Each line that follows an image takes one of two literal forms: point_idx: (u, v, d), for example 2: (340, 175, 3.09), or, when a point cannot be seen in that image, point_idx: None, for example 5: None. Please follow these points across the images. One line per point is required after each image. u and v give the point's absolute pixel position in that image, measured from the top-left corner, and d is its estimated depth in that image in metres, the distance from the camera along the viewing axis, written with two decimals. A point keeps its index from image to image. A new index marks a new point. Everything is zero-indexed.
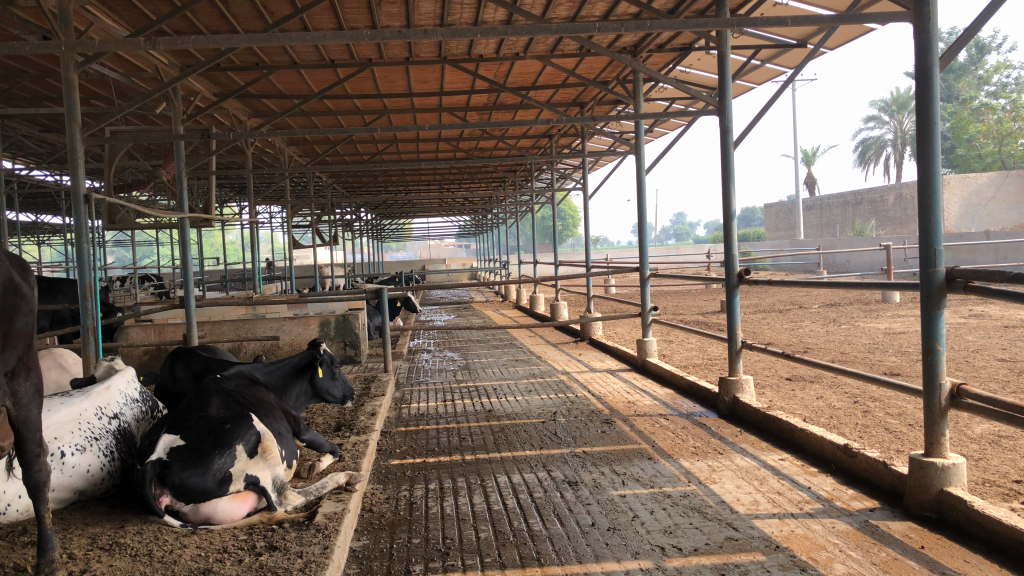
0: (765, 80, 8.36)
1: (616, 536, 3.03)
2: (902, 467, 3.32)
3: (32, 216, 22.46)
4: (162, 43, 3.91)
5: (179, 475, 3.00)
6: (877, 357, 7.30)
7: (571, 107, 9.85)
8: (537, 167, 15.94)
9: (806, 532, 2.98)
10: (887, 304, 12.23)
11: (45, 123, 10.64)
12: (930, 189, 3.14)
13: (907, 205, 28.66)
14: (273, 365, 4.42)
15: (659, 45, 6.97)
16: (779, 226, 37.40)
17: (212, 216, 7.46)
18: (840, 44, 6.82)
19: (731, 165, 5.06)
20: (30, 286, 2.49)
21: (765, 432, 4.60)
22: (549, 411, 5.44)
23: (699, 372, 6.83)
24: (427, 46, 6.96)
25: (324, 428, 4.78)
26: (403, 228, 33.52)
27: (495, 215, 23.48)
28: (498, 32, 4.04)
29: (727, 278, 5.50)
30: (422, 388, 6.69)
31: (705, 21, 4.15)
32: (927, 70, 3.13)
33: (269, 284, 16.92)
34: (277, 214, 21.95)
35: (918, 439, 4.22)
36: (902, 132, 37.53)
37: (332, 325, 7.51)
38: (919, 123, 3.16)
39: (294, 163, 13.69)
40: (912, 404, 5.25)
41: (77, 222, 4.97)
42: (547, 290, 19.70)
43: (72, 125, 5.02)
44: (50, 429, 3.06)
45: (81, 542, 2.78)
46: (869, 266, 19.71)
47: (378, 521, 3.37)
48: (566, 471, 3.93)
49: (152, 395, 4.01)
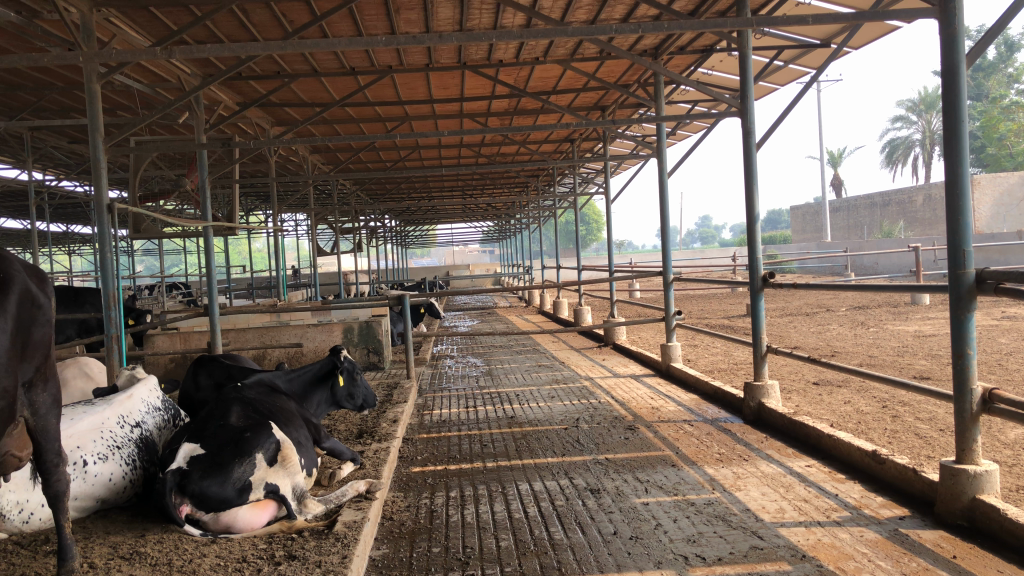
0: (789, 81, 8.27)
1: (639, 545, 2.97)
2: (933, 474, 3.23)
3: (63, 226, 22.81)
4: (178, 53, 3.93)
5: (198, 485, 2.99)
6: (907, 360, 7.17)
7: (593, 111, 9.80)
8: (560, 172, 15.90)
9: (834, 540, 2.91)
10: (917, 307, 12.03)
11: (72, 135, 10.79)
12: (958, 190, 3.06)
13: (937, 206, 28.27)
14: (294, 373, 4.43)
15: (680, 47, 6.94)
16: (805, 228, 37.03)
17: (235, 224, 7.51)
18: (865, 42, 6.72)
19: (754, 166, 4.98)
20: (48, 295, 2.50)
21: (791, 438, 4.51)
22: (572, 417, 5.39)
23: (725, 377, 6.74)
24: (447, 53, 6.96)
25: (346, 435, 4.77)
26: (427, 234, 33.66)
27: (519, 220, 23.50)
28: (515, 35, 4.00)
29: (752, 281, 5.42)
30: (444, 395, 6.68)
31: (724, 21, 4.10)
32: (954, 68, 3.06)
33: (295, 291, 17.05)
34: (302, 222, 22.10)
35: (949, 445, 4.12)
36: (930, 132, 37.05)
37: (355, 331, 7.53)
38: (946, 123, 3.08)
39: (318, 171, 13.78)
40: (943, 409, 5.14)
41: (100, 232, 5.00)
42: (571, 295, 19.64)
43: (95, 135, 5.05)
44: (73, 438, 3.07)
45: (102, 551, 2.78)
46: (898, 268, 19.44)
47: (398, 530, 3.34)
48: (588, 479, 3.88)
49: (174, 404, 4.03)
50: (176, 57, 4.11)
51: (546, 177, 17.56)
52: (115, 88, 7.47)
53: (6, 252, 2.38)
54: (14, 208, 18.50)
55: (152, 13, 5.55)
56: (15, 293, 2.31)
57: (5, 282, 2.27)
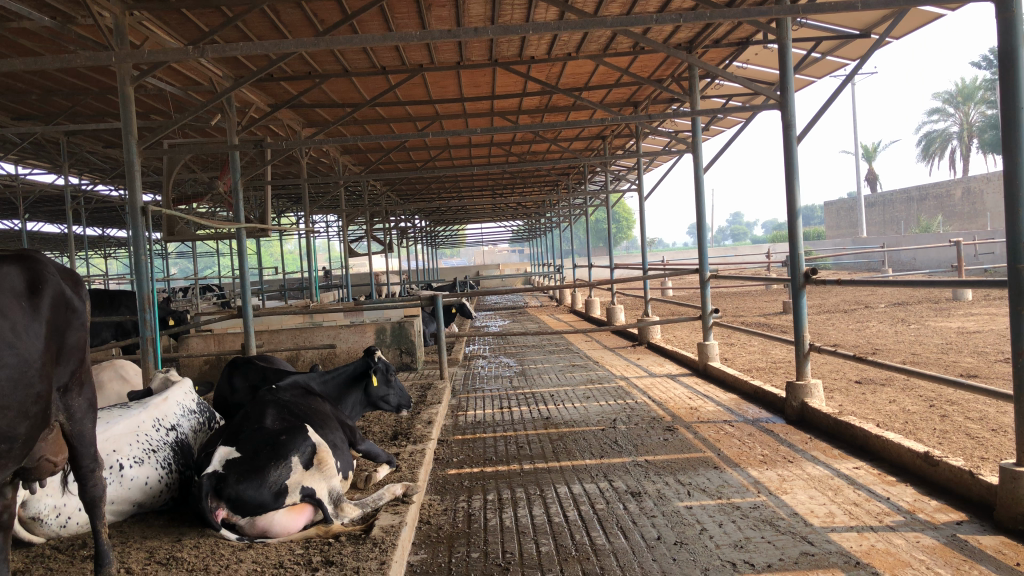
0: (826, 74, 8.10)
1: (684, 552, 2.88)
2: (991, 477, 3.10)
3: (100, 230, 23.25)
4: (210, 52, 3.89)
5: (235, 488, 2.95)
6: (952, 358, 6.97)
7: (625, 107, 9.71)
8: (590, 170, 15.81)
9: (888, 547, 2.79)
10: (959, 303, 11.74)
11: (108, 139, 10.92)
12: (1017, 180, 2.92)
13: (975, 199, 27.69)
14: (329, 375, 4.38)
15: (716, 40, 6.83)
16: (839, 224, 36.50)
17: (269, 226, 7.51)
18: (906, 32, 6.54)
19: (795, 160, 4.85)
20: (82, 299, 2.47)
21: (837, 439, 4.38)
22: (609, 418, 5.30)
23: (764, 377, 6.60)
24: (479, 49, 6.90)
25: (381, 437, 4.72)
26: (458, 234, 33.72)
27: (550, 219, 23.42)
28: (551, 28, 3.92)
29: (793, 279, 5.28)
30: (479, 395, 6.62)
31: (767, 11, 3.97)
32: (1012, 52, 2.93)
33: (326, 292, 17.14)
34: (334, 224, 22.23)
35: (1003, 446, 3.98)
36: (967, 125, 36.35)
37: (388, 332, 7.50)
38: (1003, 110, 2.95)
39: (349, 172, 13.81)
40: (994, 408, 4.96)
41: (134, 235, 4.99)
42: (603, 294, 19.57)
43: (129, 138, 5.05)
44: (108, 442, 3.05)
45: (138, 557, 2.74)
46: (937, 264, 19.07)
47: (436, 534, 3.28)
48: (629, 482, 3.79)
49: (209, 406, 4.01)
50: (207, 56, 4.07)
51: (577, 175, 17.47)
52: (148, 91, 7.52)
53: (39, 255, 2.34)
54: (51, 212, 18.79)
55: (183, 15, 5.56)
56: (50, 295, 2.28)
57: (38, 286, 2.23)
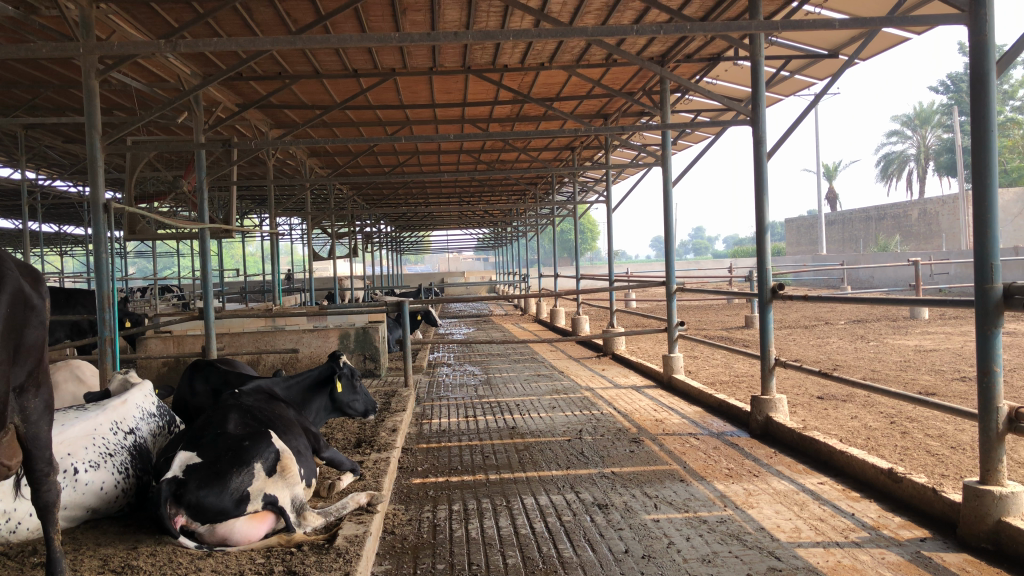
0: (794, 92, 8.23)
1: (652, 565, 2.87)
2: (954, 495, 3.14)
3: (56, 227, 22.68)
4: (182, 46, 3.80)
5: (195, 495, 2.87)
6: (910, 375, 7.08)
7: (596, 119, 9.77)
8: (558, 180, 15.86)
9: (854, 563, 2.81)
10: (916, 321, 11.97)
11: (68, 134, 10.68)
12: (986, 202, 2.98)
13: (932, 220, 28.36)
14: (293, 379, 4.29)
15: (687, 55, 6.92)
16: (800, 241, 37.07)
17: (233, 227, 7.38)
18: (874, 55, 6.65)
19: (765, 176, 4.90)
20: (42, 296, 2.39)
21: (801, 454, 4.41)
22: (575, 429, 5.28)
23: (728, 390, 6.63)
24: (453, 56, 6.88)
25: (344, 444, 4.64)
26: (423, 241, 33.57)
27: (516, 229, 23.43)
28: (530, 35, 3.90)
29: (760, 294, 5.30)
30: (443, 403, 6.56)
31: (743, 27, 4.00)
32: (983, 74, 2.99)
33: (288, 296, 16.93)
34: (298, 227, 21.99)
35: (963, 463, 4.04)
36: (925, 148, 37.14)
37: (352, 337, 7.41)
38: (974, 133, 3.00)
39: (316, 175, 13.68)
40: (953, 426, 5.04)
41: (95, 233, 4.85)
42: (567, 304, 19.63)
43: (93, 133, 4.92)
44: (63, 445, 2.95)
45: (91, 564, 2.65)
46: (894, 283, 19.46)
47: (401, 545, 3.23)
48: (595, 494, 3.77)
49: (169, 410, 3.91)
50: (178, 50, 3.99)
51: (545, 185, 17.51)
52: (113, 86, 7.36)
53: None
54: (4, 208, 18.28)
55: (152, 9, 5.46)
56: (8, 291, 2.21)
57: None
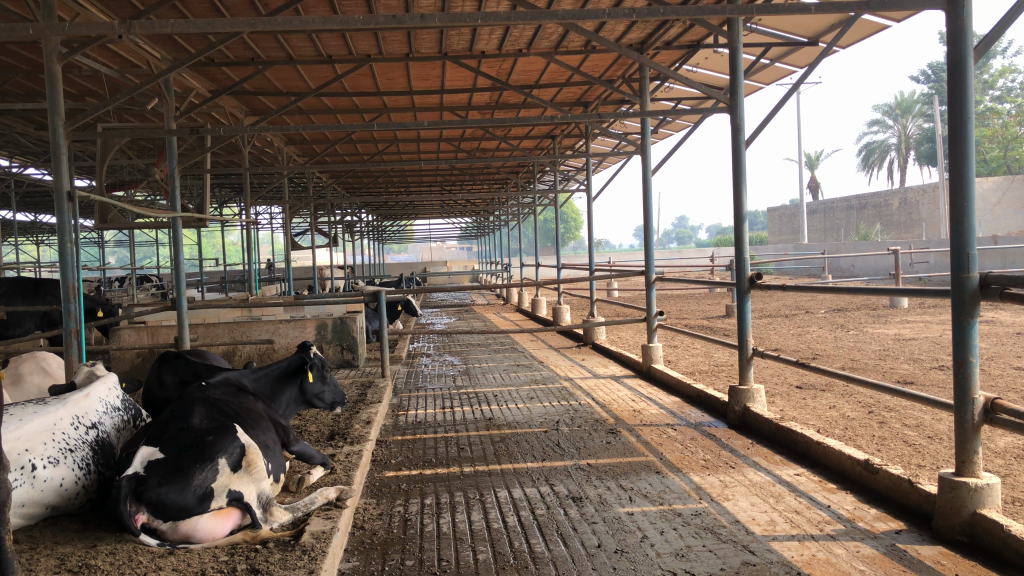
0: (774, 80, 8.19)
1: (625, 560, 2.81)
2: (929, 486, 3.11)
3: (31, 215, 22.29)
4: (139, 27, 3.69)
5: (156, 491, 2.78)
6: (889, 364, 7.09)
7: (576, 107, 9.72)
8: (539, 168, 15.80)
9: (829, 556, 2.77)
10: (895, 310, 12.02)
11: (39, 120, 10.47)
12: (963, 191, 2.93)
13: (912, 209, 28.53)
14: (261, 371, 4.20)
15: (667, 42, 6.88)
16: (781, 230, 37.17)
17: (207, 216, 7.24)
18: (854, 42, 6.61)
19: (742, 163, 4.85)
20: None
21: (778, 444, 4.38)
22: (552, 420, 5.22)
23: (707, 380, 6.59)
24: (429, 42, 6.78)
25: (316, 436, 4.56)
26: (405, 230, 33.40)
27: (498, 218, 23.37)
28: (503, 18, 3.80)
29: (738, 283, 5.25)
30: (420, 394, 6.50)
31: (722, 11, 3.92)
32: (961, 62, 2.93)
33: (269, 285, 16.79)
34: (277, 216, 21.80)
35: (940, 453, 4.02)
36: (906, 137, 37.33)
37: (329, 328, 7.33)
38: (951, 121, 2.95)
39: (293, 163, 13.53)
40: (930, 416, 5.03)
41: (59, 222, 4.68)
42: (547, 294, 19.59)
43: (55, 118, 4.76)
44: (20, 440, 2.86)
45: (48, 564, 2.57)
46: (875, 272, 19.60)
47: (370, 541, 3.16)
48: (570, 486, 3.72)
49: (135, 403, 3.83)
50: (135, 31, 3.85)
51: (527, 174, 17.46)
52: (81, 71, 7.19)
53: None
54: None
55: None
56: None
57: None
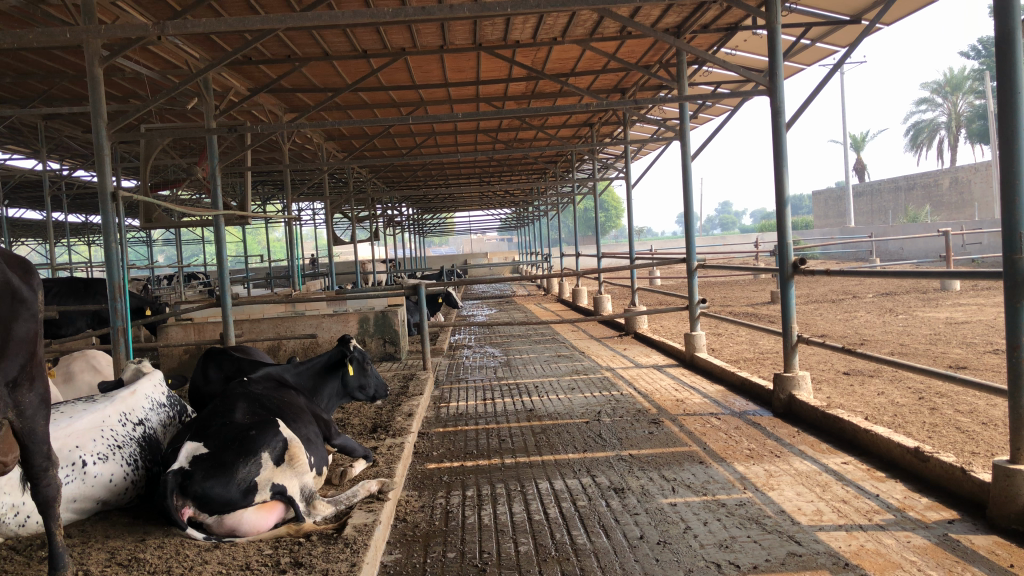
0: (816, 61, 8.01)
1: (667, 552, 2.78)
2: (983, 474, 3.02)
3: (84, 216, 22.82)
4: (174, 27, 3.73)
5: (201, 485, 2.82)
6: (941, 349, 6.91)
7: (613, 94, 9.63)
8: (578, 157, 15.72)
9: (878, 547, 2.70)
10: (947, 293, 11.72)
11: (87, 123, 10.70)
12: (1013, 168, 2.82)
13: (963, 189, 27.79)
14: (302, 365, 4.23)
15: (703, 25, 6.78)
16: (827, 213, 36.51)
17: (248, 212, 7.35)
18: (898, 18, 6.42)
19: (784, 146, 4.75)
20: (33, 289, 2.34)
21: (825, 433, 4.30)
22: (594, 411, 5.19)
23: (751, 368, 6.50)
24: (462, 33, 6.77)
25: (359, 429, 4.60)
26: (447, 222, 33.52)
27: (538, 208, 23.33)
28: (533, 5, 3.76)
29: (781, 268, 5.15)
30: (462, 386, 6.51)
31: None
32: (1010, 33, 2.81)
33: (312, 280, 16.98)
34: (319, 212, 22.03)
35: (994, 440, 3.90)
36: (956, 115, 36.34)
37: (371, 321, 7.37)
38: (1001, 95, 2.84)
39: (333, 159, 13.65)
40: (984, 401, 4.89)
41: (104, 222, 4.76)
42: (588, 283, 19.50)
43: (98, 121, 4.84)
44: (71, 437, 2.93)
45: (99, 557, 2.62)
46: (926, 254, 19.16)
47: (412, 533, 3.17)
48: (611, 477, 3.68)
49: (180, 399, 3.88)
50: (170, 30, 3.89)
51: (566, 163, 17.39)
52: (123, 73, 7.33)
53: None
54: (28, 198, 18.40)
55: None
56: None
57: None
